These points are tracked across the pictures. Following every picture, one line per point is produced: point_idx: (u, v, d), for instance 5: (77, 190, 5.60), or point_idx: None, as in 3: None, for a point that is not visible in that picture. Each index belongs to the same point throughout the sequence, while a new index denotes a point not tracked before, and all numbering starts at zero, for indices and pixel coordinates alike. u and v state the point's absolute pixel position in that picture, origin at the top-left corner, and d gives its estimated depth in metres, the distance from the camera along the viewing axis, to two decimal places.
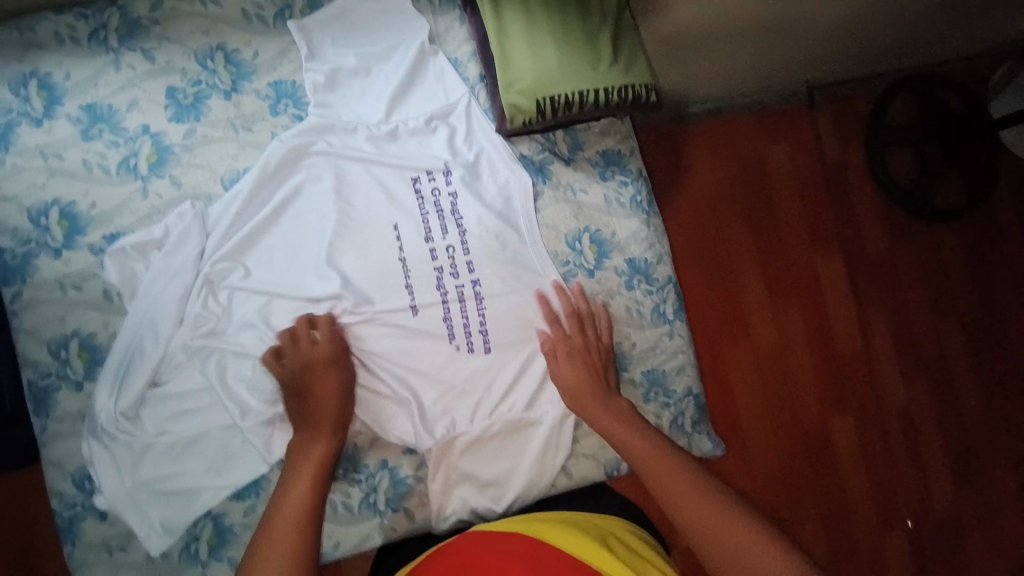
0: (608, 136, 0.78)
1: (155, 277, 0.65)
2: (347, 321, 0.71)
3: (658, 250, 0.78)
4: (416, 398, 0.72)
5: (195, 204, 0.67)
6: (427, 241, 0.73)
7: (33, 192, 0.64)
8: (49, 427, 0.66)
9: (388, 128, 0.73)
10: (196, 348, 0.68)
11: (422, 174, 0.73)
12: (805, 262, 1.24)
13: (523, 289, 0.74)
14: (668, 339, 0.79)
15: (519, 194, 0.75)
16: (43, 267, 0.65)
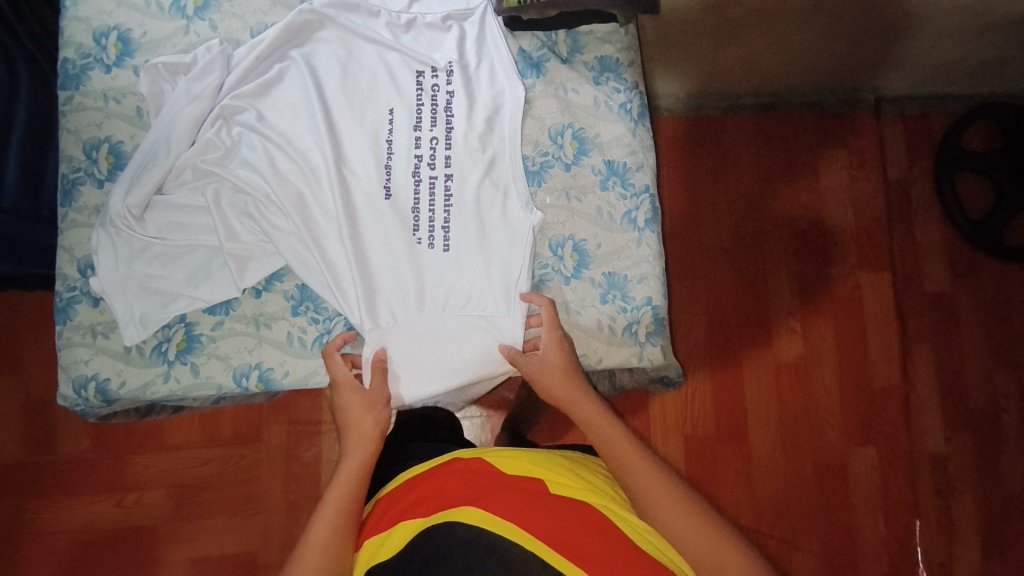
0: (608, 44, 0.81)
1: (178, 96, 0.75)
2: (325, 175, 0.76)
3: (640, 158, 0.79)
4: (368, 263, 0.75)
5: (223, 48, 0.77)
6: (415, 129, 0.78)
7: (101, 17, 0.78)
8: (69, 216, 0.76)
9: (405, 19, 0.80)
10: (203, 171, 0.76)
11: (427, 69, 0.80)
12: (850, 282, 1.51)
13: (491, 176, 0.77)
14: (635, 247, 0.78)
15: (509, 106, 0.79)
16: (95, 78, 0.77)
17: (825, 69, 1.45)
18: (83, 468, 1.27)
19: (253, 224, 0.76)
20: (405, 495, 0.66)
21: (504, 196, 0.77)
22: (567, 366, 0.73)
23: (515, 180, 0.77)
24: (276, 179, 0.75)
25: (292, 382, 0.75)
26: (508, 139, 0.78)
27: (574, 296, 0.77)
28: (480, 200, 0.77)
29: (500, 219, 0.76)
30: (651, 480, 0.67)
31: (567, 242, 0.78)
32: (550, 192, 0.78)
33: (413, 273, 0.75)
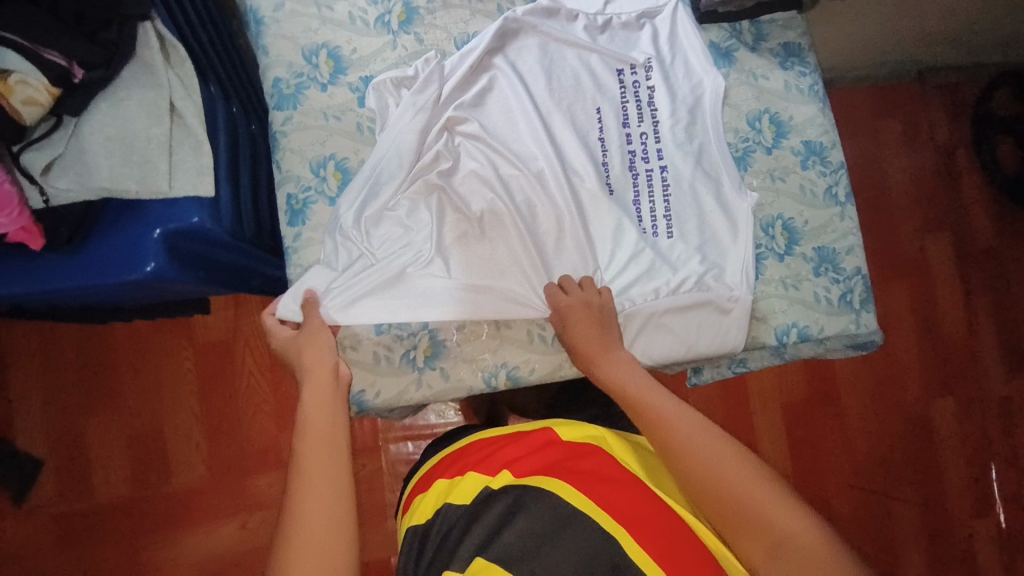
0: (790, 30, 0.87)
1: (403, 109, 0.77)
2: (549, 177, 0.79)
3: (833, 135, 0.84)
4: (603, 261, 0.79)
5: (433, 60, 0.79)
6: (624, 127, 0.82)
7: (308, 35, 0.79)
8: (303, 235, 0.77)
9: (603, 22, 0.83)
10: (432, 185, 0.78)
11: (626, 67, 0.82)
12: (918, 244, 1.56)
13: (699, 167, 0.81)
14: (839, 221, 0.83)
15: (708, 100, 0.82)
16: (312, 97, 0.79)
17: (891, 53, 1.48)
18: (202, 494, 1.30)
19: (479, 243, 0.77)
20: (466, 457, 0.69)
21: (716, 182, 0.81)
22: (592, 341, 0.72)
23: (727, 167, 0.81)
24: (505, 183, 0.79)
25: (537, 379, 0.79)
26: (713, 130, 0.82)
27: (790, 271, 0.82)
28: (700, 196, 0.80)
29: (717, 209, 0.80)
30: (715, 470, 0.57)
31: (777, 221, 0.82)
32: (757, 175, 0.83)
33: (643, 264, 0.78)
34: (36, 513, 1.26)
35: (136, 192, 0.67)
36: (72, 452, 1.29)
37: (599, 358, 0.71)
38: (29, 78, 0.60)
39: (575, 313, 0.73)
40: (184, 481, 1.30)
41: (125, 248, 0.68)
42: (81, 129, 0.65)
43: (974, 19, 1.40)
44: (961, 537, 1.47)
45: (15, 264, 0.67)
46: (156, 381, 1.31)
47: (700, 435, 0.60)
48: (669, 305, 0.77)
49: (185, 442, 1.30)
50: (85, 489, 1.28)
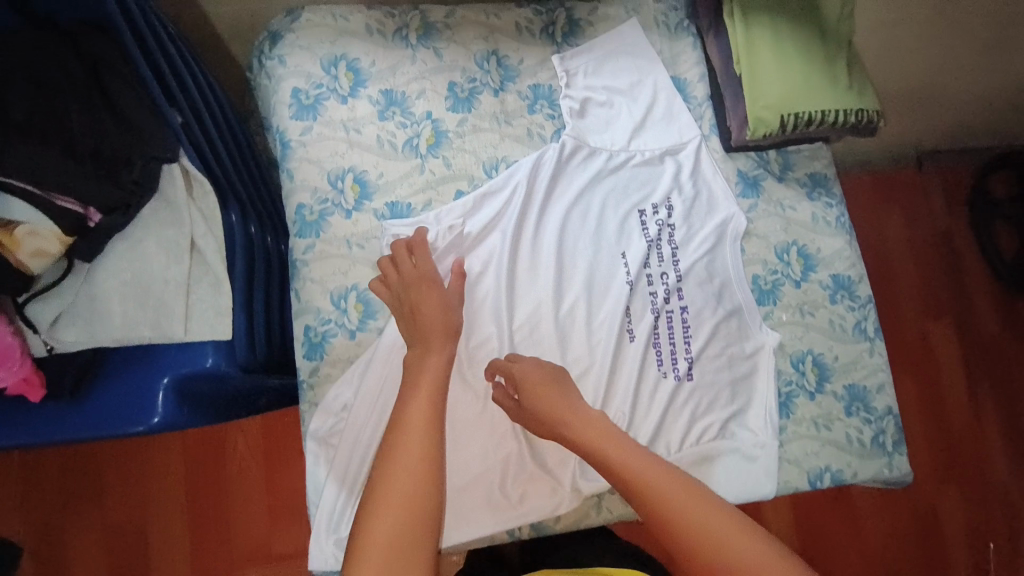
0: (816, 160, 0.87)
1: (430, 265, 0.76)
2: (567, 316, 0.79)
3: (862, 269, 0.84)
4: (629, 401, 0.77)
5: (456, 226, 0.77)
6: (644, 267, 0.81)
7: (334, 159, 0.77)
8: (320, 369, 0.75)
9: (626, 160, 0.82)
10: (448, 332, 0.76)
11: (647, 209, 0.82)
12: (921, 331, 1.49)
13: (720, 307, 0.81)
14: (868, 357, 0.82)
15: (729, 235, 0.83)
16: (336, 224, 0.76)
17: (895, 147, 1.50)
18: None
19: (470, 431, 0.76)
20: None
21: (738, 319, 0.81)
22: (560, 407, 0.69)
23: (750, 305, 0.81)
24: (525, 332, 0.78)
25: (563, 526, 0.77)
26: (732, 267, 0.82)
27: (821, 411, 0.80)
28: (720, 336, 0.80)
29: (740, 349, 0.80)
30: (708, 532, 0.58)
31: (808, 356, 0.81)
32: (786, 309, 0.82)
33: (666, 408, 0.77)
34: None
35: (150, 339, 0.63)
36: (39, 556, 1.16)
37: (569, 424, 0.68)
38: (38, 228, 0.56)
39: (534, 381, 0.70)
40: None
41: (135, 395, 0.64)
42: (93, 276, 0.62)
43: (979, 119, 1.42)
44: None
45: (11, 414, 0.62)
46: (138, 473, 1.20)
47: (691, 498, 0.60)
48: (694, 456, 0.76)
49: (167, 540, 1.17)
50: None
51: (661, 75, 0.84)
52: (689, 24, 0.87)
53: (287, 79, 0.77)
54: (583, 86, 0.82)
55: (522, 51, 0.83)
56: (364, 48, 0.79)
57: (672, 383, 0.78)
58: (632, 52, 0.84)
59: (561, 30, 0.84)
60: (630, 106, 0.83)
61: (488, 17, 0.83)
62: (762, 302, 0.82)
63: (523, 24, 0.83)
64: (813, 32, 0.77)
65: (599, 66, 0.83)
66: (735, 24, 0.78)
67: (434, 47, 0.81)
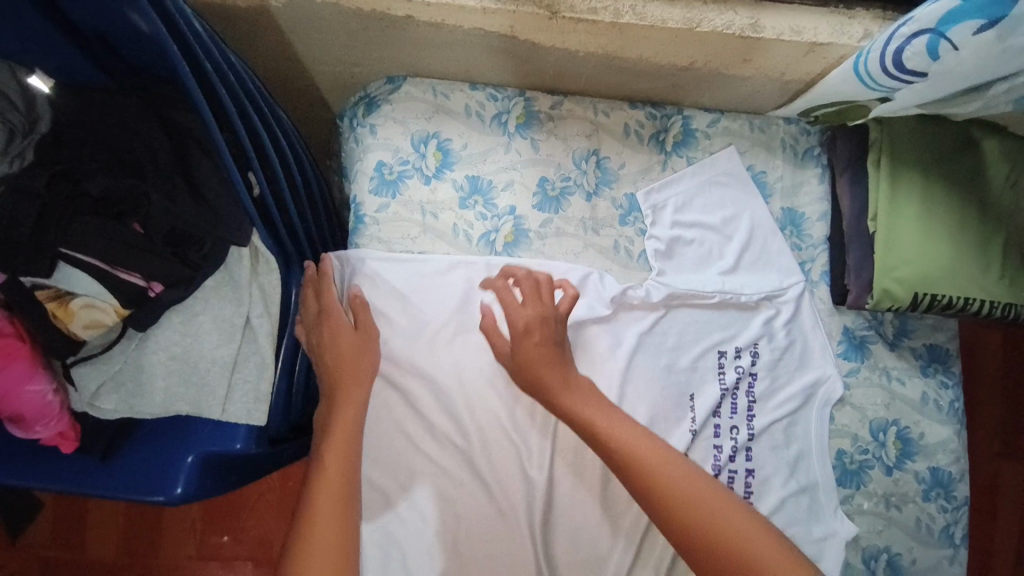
0: (939, 331, 0.75)
1: (480, 374, 0.72)
2: None
3: (964, 466, 0.73)
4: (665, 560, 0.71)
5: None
6: (713, 415, 0.73)
7: (405, 241, 0.73)
8: None
9: (719, 300, 0.74)
10: (486, 445, 0.71)
11: (729, 349, 0.74)
12: None
13: (792, 479, 0.71)
14: (948, 564, 0.72)
15: (820, 399, 0.73)
16: (391, 311, 0.72)
17: None
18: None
19: (490, 557, 0.69)
20: None
21: (811, 496, 0.72)
22: (570, 400, 0.65)
23: (828, 485, 0.71)
24: (567, 459, 0.72)
25: None
26: (816, 437, 0.72)
27: None
28: (789, 512, 0.71)
29: (807, 531, 0.70)
30: (698, 509, 0.58)
31: (882, 554, 0.71)
32: (869, 496, 0.72)
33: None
34: (28, 552, 1.17)
35: (186, 414, 0.61)
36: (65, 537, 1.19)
37: (586, 407, 0.64)
38: (95, 301, 0.55)
39: (533, 332, 0.67)
40: (172, 556, 1.18)
41: (159, 471, 0.61)
42: (145, 344, 0.60)
43: None
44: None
45: (38, 464, 0.60)
46: None
47: (682, 474, 0.60)
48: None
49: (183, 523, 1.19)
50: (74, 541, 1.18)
51: (760, 212, 0.75)
52: (821, 152, 0.77)
53: (375, 150, 0.74)
54: (671, 223, 0.75)
55: (626, 155, 0.76)
56: (458, 129, 0.75)
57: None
58: (725, 183, 0.76)
59: (673, 137, 0.76)
60: (722, 246, 0.75)
61: (596, 112, 0.76)
62: (843, 483, 0.72)
63: (633, 126, 0.77)
64: (963, 200, 0.68)
65: (688, 200, 0.75)
66: (880, 170, 0.69)
67: (531, 138, 0.75)
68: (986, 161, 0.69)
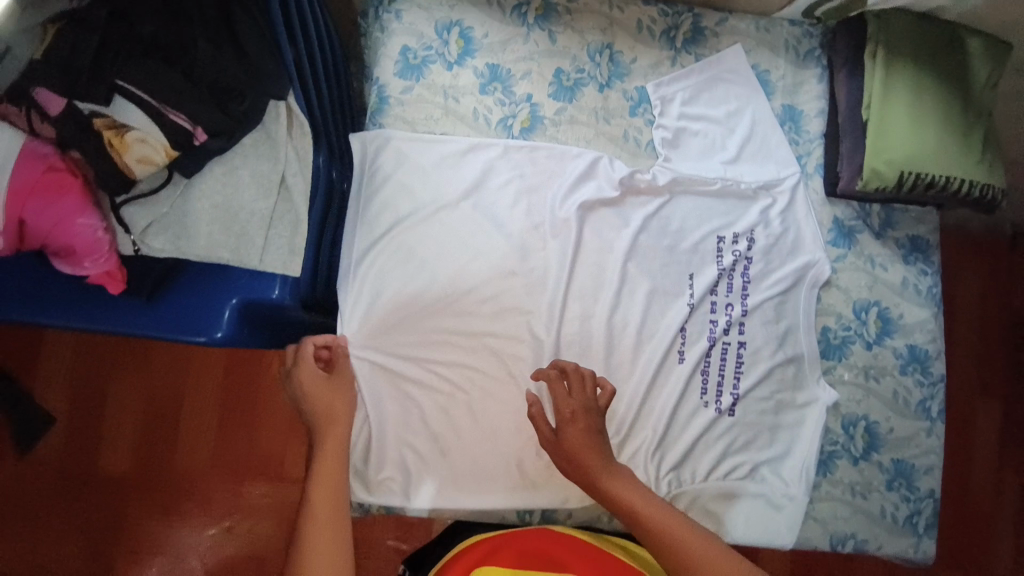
0: (921, 223, 0.82)
1: (495, 248, 0.77)
2: (615, 322, 0.78)
3: (939, 345, 0.80)
4: (663, 422, 0.77)
5: (541, 234, 0.78)
6: (710, 293, 0.79)
7: (428, 123, 0.78)
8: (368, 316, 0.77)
9: (719, 188, 0.79)
10: (501, 313, 0.77)
11: (728, 235, 0.79)
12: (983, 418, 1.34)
13: (779, 352, 0.78)
14: (925, 435, 0.79)
15: (808, 281, 0.79)
16: (416, 189, 0.77)
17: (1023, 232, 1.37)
18: (199, 486, 1.23)
19: (503, 413, 0.76)
20: (477, 551, 0.69)
21: (795, 367, 0.79)
22: (597, 463, 0.69)
23: (813, 356, 0.78)
24: (574, 329, 0.77)
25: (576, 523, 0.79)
26: (804, 314, 0.79)
27: (862, 478, 0.78)
28: (773, 380, 0.78)
29: (791, 398, 0.79)
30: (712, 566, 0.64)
31: (861, 421, 0.79)
32: (850, 368, 0.79)
33: (702, 438, 0.78)
34: (43, 458, 1.22)
35: (226, 262, 0.66)
36: (76, 449, 1.23)
37: (603, 472, 0.69)
38: (149, 137, 0.59)
39: (578, 420, 0.71)
40: (184, 468, 1.24)
41: (200, 312, 0.67)
42: (188, 192, 0.64)
43: None
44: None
45: (93, 301, 0.66)
46: (180, 380, 1.27)
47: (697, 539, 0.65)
48: (718, 489, 0.77)
49: (196, 435, 1.24)
50: (88, 454, 1.23)
51: (762, 108, 0.80)
52: (821, 54, 0.82)
53: (400, 36, 0.78)
54: (678, 115, 0.79)
55: (638, 50, 0.81)
56: (480, 19, 0.79)
57: (711, 414, 0.77)
58: (730, 80, 0.81)
59: (683, 35, 0.81)
60: (725, 139, 0.80)
61: (611, 8, 0.81)
62: (826, 356, 0.79)
63: (645, 23, 0.81)
64: (948, 91, 0.73)
65: (696, 94, 0.80)
66: (874, 64, 0.74)
67: (549, 30, 0.79)
68: (971, 58, 0.74)
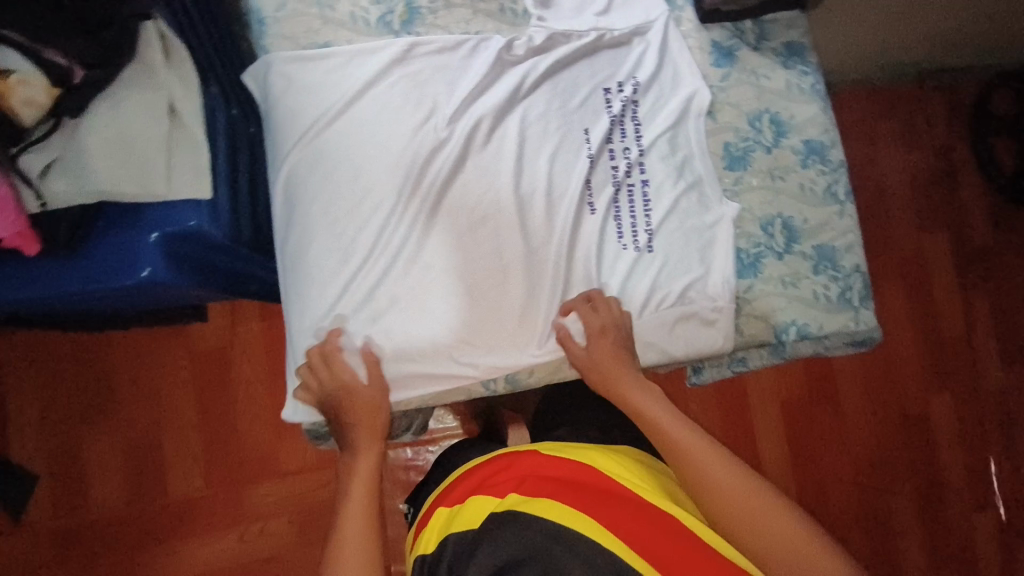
0: (793, 29, 0.87)
1: (402, 134, 0.80)
2: (530, 182, 0.82)
3: (833, 135, 0.84)
4: (592, 262, 0.82)
5: (441, 119, 0.81)
6: (607, 142, 0.83)
7: (309, 35, 0.80)
8: (295, 227, 0.81)
9: (594, 38, 0.83)
10: (422, 204, 0.81)
11: (613, 85, 0.84)
12: (914, 243, 1.47)
13: (677, 181, 0.83)
14: (838, 219, 0.83)
15: (693, 110, 0.84)
16: (310, 102, 0.79)
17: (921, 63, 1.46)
18: (200, 504, 1.23)
19: (438, 288, 0.81)
20: (469, 479, 0.69)
21: (698, 191, 0.83)
22: (622, 376, 0.78)
23: (711, 176, 0.84)
24: (489, 199, 0.82)
25: (537, 379, 0.83)
26: (695, 141, 0.84)
27: (789, 270, 0.83)
28: (682, 208, 0.83)
29: (700, 220, 0.83)
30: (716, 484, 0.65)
31: (777, 219, 0.83)
32: (756, 174, 0.84)
33: (629, 280, 0.82)
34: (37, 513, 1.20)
35: (134, 195, 0.71)
36: (66, 496, 1.21)
37: (629, 390, 0.77)
38: (30, 79, 0.63)
39: (607, 332, 0.78)
40: (182, 489, 1.23)
41: (123, 252, 0.72)
42: (81, 135, 0.68)
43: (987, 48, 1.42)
44: (958, 522, 1.42)
45: (26, 270, 0.71)
46: (154, 402, 1.25)
47: (707, 457, 0.68)
48: (658, 319, 0.81)
49: (185, 452, 1.24)
50: (79, 498, 1.22)
51: None
52: None
53: None
54: None
55: None
56: None
57: (632, 254, 0.82)
58: None
59: None
60: None
61: None
62: (732, 168, 0.84)
63: None
64: None
65: None
66: None
67: None
68: None
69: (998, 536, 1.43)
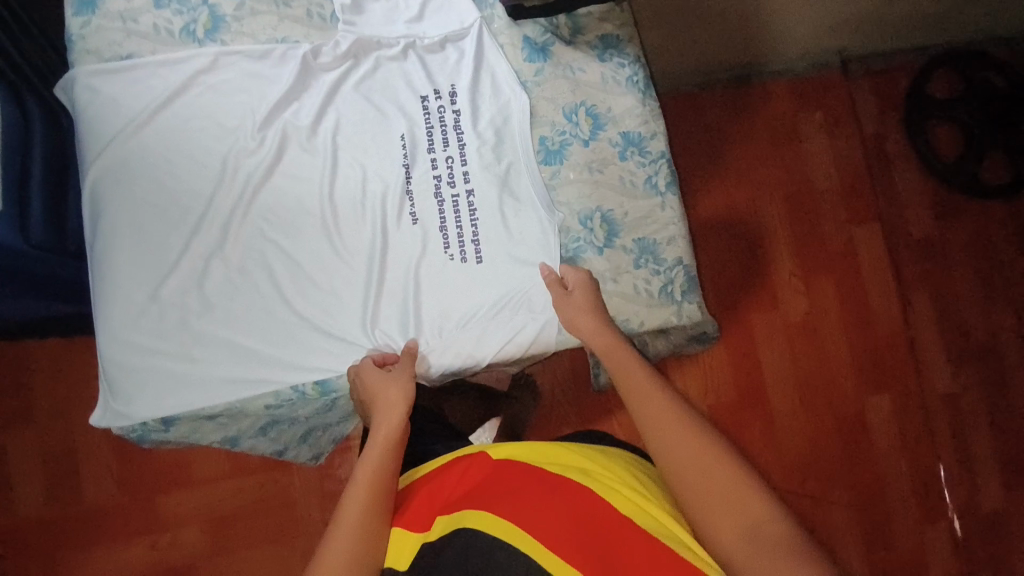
0: (607, 22, 0.85)
1: (207, 138, 0.80)
2: (339, 185, 0.81)
3: (652, 126, 0.83)
4: (410, 270, 0.80)
5: (250, 127, 0.80)
6: (430, 154, 0.82)
7: (112, 48, 0.80)
8: (101, 250, 0.78)
9: (404, 46, 0.83)
10: (226, 215, 0.79)
11: (431, 94, 0.83)
12: (843, 236, 1.31)
13: (491, 181, 0.81)
14: (660, 211, 0.81)
15: (513, 116, 0.83)
16: (113, 115, 0.79)
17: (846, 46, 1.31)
18: (109, 517, 1.17)
19: (245, 303, 0.78)
20: (432, 496, 0.56)
21: (524, 203, 0.81)
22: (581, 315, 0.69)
23: (529, 163, 0.81)
24: (293, 205, 0.80)
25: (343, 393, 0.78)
26: (520, 148, 0.82)
27: (610, 264, 0.80)
28: (505, 211, 0.81)
29: (517, 220, 0.80)
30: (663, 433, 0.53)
31: (596, 213, 0.80)
32: (573, 167, 0.81)
33: (445, 287, 0.79)
34: None
35: None
36: None
37: (587, 326, 0.68)
38: None
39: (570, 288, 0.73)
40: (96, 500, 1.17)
41: None
42: None
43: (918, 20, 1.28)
44: (904, 539, 1.24)
45: None
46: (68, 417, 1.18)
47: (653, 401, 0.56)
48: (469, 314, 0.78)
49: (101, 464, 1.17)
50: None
51: None
52: None
53: None
54: None
55: None
56: None
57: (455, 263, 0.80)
58: None
59: None
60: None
61: None
62: (547, 162, 0.82)
63: None
64: None
65: None
66: None
67: None
68: None
69: (949, 554, 1.24)
